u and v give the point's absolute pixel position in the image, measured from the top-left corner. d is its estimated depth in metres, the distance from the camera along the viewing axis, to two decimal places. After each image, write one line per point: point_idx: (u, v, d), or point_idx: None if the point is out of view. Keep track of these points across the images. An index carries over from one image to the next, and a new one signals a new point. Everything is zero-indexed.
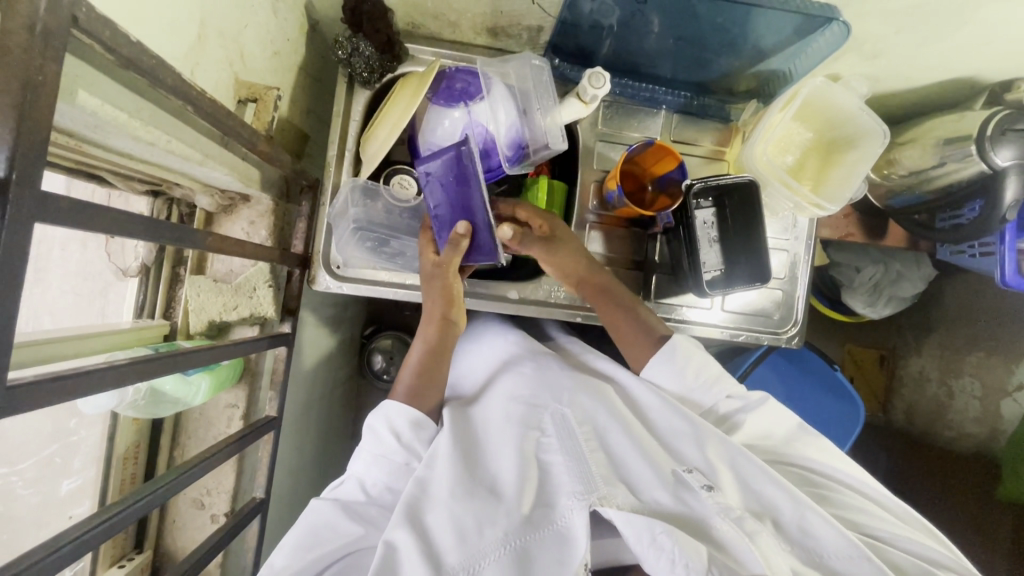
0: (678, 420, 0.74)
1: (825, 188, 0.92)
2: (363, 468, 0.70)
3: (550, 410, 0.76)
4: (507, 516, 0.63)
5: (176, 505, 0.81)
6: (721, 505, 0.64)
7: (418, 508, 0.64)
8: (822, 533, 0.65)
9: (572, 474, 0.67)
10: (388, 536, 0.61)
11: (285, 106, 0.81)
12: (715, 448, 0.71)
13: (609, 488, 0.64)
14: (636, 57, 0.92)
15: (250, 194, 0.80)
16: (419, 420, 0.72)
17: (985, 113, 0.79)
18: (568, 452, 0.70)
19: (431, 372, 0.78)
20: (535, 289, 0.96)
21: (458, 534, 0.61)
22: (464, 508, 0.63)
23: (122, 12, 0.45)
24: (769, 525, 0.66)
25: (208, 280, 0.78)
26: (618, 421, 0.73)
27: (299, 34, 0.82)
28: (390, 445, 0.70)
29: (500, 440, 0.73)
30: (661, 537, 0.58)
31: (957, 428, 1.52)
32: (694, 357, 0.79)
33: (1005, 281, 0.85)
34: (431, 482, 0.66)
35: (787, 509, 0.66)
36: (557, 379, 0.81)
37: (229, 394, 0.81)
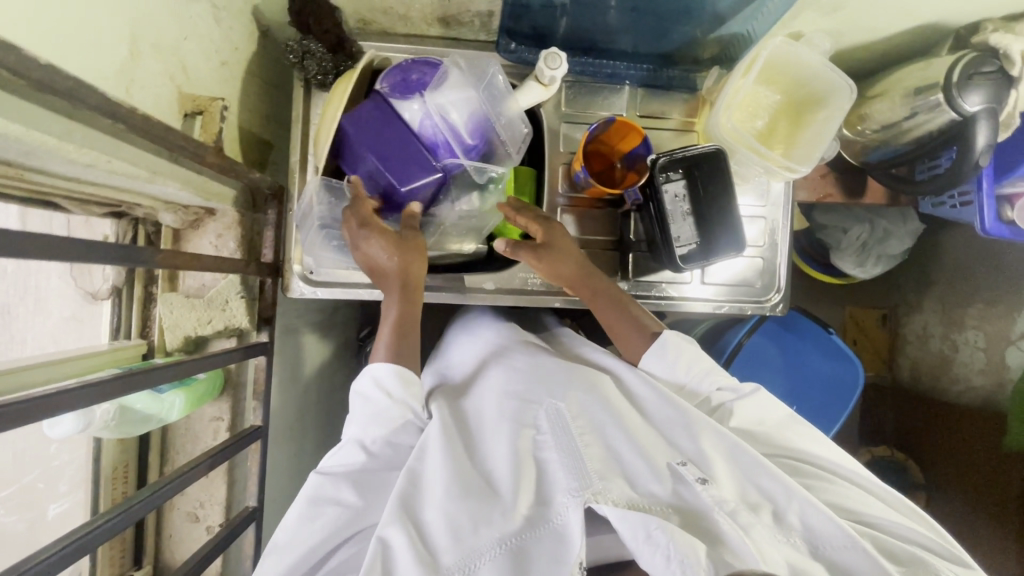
0: (672, 411, 0.74)
1: (796, 149, 0.90)
2: (360, 428, 0.69)
3: (545, 406, 0.75)
4: (502, 517, 0.63)
5: (171, 519, 0.82)
6: (716, 497, 0.63)
7: (413, 508, 0.64)
8: (818, 522, 0.64)
9: (567, 470, 0.66)
10: (379, 533, 0.62)
11: (240, 115, 0.81)
12: (710, 439, 0.70)
13: (603, 482, 0.64)
14: (594, 33, 0.90)
15: (214, 208, 0.80)
16: (410, 377, 0.71)
17: (953, 57, 0.76)
18: (562, 445, 0.69)
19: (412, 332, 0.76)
20: (512, 277, 0.96)
21: (452, 533, 0.61)
22: (459, 507, 0.64)
23: (40, 34, 0.44)
24: (768, 516, 0.65)
25: (180, 296, 0.78)
26: (610, 411, 0.73)
27: (247, 40, 0.81)
28: (383, 405, 0.69)
29: (493, 435, 0.73)
30: (656, 533, 0.58)
31: (963, 381, 1.51)
32: (685, 349, 0.81)
33: (986, 230, 0.82)
34: (424, 475, 0.67)
35: (782, 498, 0.66)
36: (549, 372, 0.80)
37: (212, 406, 0.82)
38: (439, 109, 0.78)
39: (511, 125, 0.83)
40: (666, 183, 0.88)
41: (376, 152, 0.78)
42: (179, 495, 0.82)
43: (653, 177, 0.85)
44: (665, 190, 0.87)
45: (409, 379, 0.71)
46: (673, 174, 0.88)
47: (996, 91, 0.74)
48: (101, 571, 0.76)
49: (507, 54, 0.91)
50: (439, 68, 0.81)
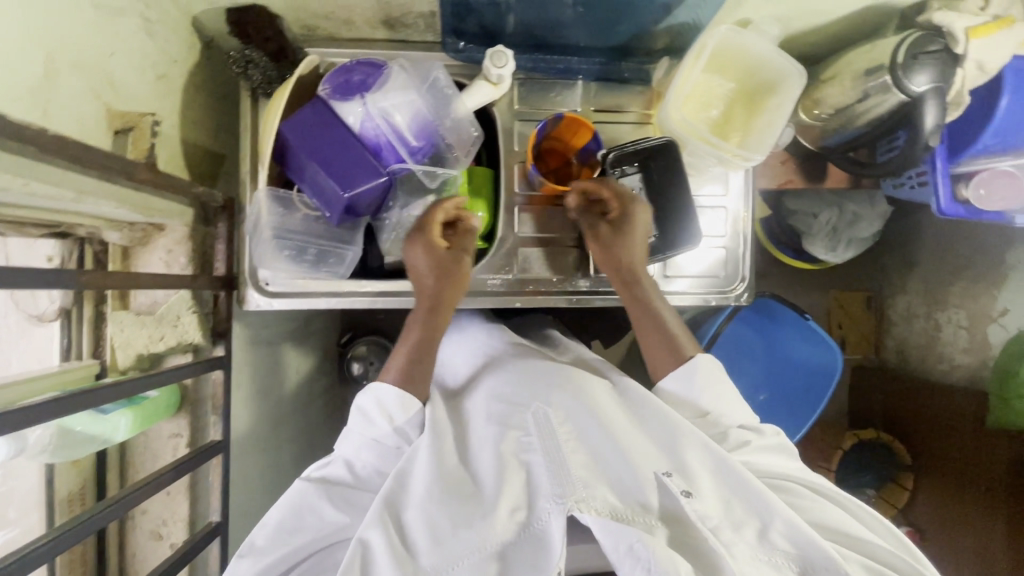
0: (660, 420, 0.70)
1: (750, 138, 0.89)
2: (353, 451, 0.70)
3: (533, 409, 0.72)
4: (482, 521, 0.61)
5: (135, 537, 0.82)
6: (701, 513, 0.61)
7: (394, 507, 0.64)
8: (805, 543, 0.60)
9: (549, 474, 0.63)
10: (361, 535, 0.61)
11: (183, 129, 0.80)
12: (698, 453, 0.66)
13: (587, 489, 0.61)
14: (542, 29, 0.89)
15: (161, 223, 0.79)
16: (412, 404, 0.72)
17: (898, 37, 0.75)
18: (546, 447, 0.66)
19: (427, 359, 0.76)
20: (469, 279, 0.93)
21: (432, 535, 0.61)
22: (440, 509, 0.63)
23: None
24: (752, 534, 0.61)
25: (130, 315, 0.78)
26: (598, 417, 0.69)
27: (187, 53, 0.80)
28: (384, 430, 0.70)
29: (478, 435, 0.72)
30: (636, 548, 0.57)
31: (948, 360, 1.51)
32: (712, 383, 0.75)
33: (941, 211, 0.82)
34: (411, 476, 0.67)
35: (770, 514, 0.62)
36: (539, 373, 0.77)
37: (171, 423, 0.81)
38: (381, 110, 0.78)
39: (458, 127, 0.84)
40: (621, 176, 0.88)
41: (315, 156, 0.77)
42: (140, 513, 0.81)
43: (604, 171, 0.87)
44: (620, 183, 0.88)
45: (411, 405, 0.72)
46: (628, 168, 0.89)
47: (942, 69, 0.73)
48: None
49: (455, 54, 0.90)
50: (382, 69, 0.79)
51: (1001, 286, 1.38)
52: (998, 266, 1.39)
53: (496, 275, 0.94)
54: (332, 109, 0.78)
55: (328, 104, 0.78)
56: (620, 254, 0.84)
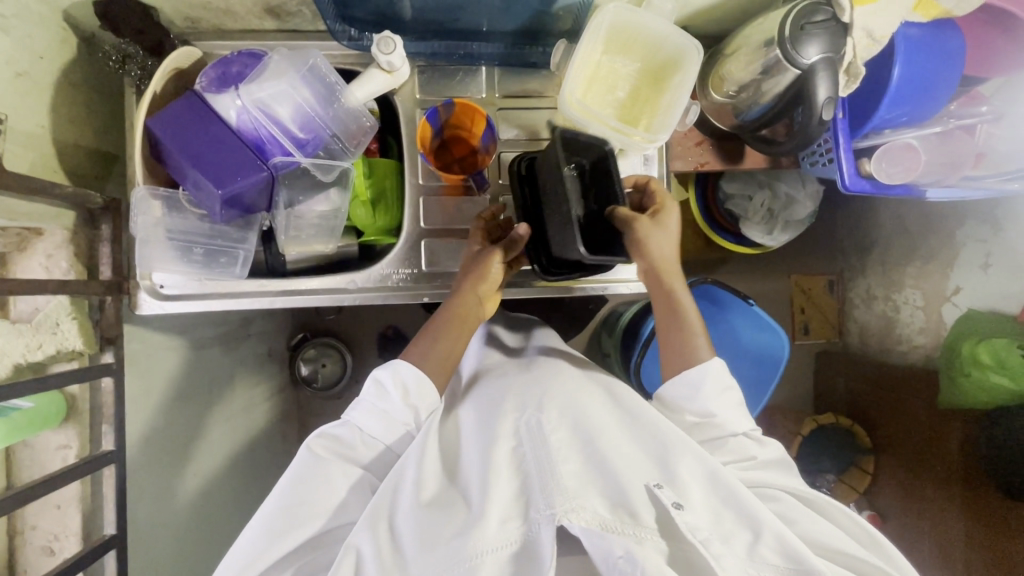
0: (649, 431, 0.73)
1: (656, 119, 0.86)
2: (368, 419, 0.77)
3: (526, 416, 0.76)
4: (469, 529, 0.63)
5: (26, 554, 0.79)
6: (691, 526, 0.61)
7: (386, 513, 0.68)
8: (792, 552, 0.60)
9: (538, 486, 0.65)
10: (350, 540, 0.65)
11: (53, 129, 0.76)
12: (691, 462, 0.68)
13: (575, 500, 0.62)
14: (435, 13, 0.86)
15: (36, 227, 0.76)
16: (427, 386, 0.79)
17: (788, 7, 0.72)
18: (539, 456, 0.69)
19: (439, 344, 0.82)
20: (371, 274, 0.90)
21: (421, 542, 0.64)
22: (432, 517, 0.67)
23: None
24: (740, 544, 0.62)
25: (5, 324, 0.74)
26: (591, 430, 0.72)
27: (56, 50, 0.77)
28: (395, 405, 0.77)
29: (472, 447, 0.76)
30: (621, 561, 0.59)
31: (906, 341, 1.49)
32: (718, 400, 0.79)
33: (847, 187, 0.79)
34: (403, 488, 0.70)
35: (760, 522, 0.63)
36: (530, 385, 0.82)
37: (59, 434, 0.79)
38: (254, 102, 0.75)
39: (345, 116, 0.82)
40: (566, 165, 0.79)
41: (191, 152, 0.74)
42: (31, 528, 0.79)
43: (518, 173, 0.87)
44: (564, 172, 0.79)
45: (426, 389, 0.79)
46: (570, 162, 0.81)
47: (831, 39, 0.70)
48: None
49: (348, 43, 0.86)
50: (263, 60, 0.78)
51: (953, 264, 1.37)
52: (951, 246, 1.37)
53: (402, 269, 0.91)
54: (210, 102, 0.75)
55: (205, 97, 0.75)
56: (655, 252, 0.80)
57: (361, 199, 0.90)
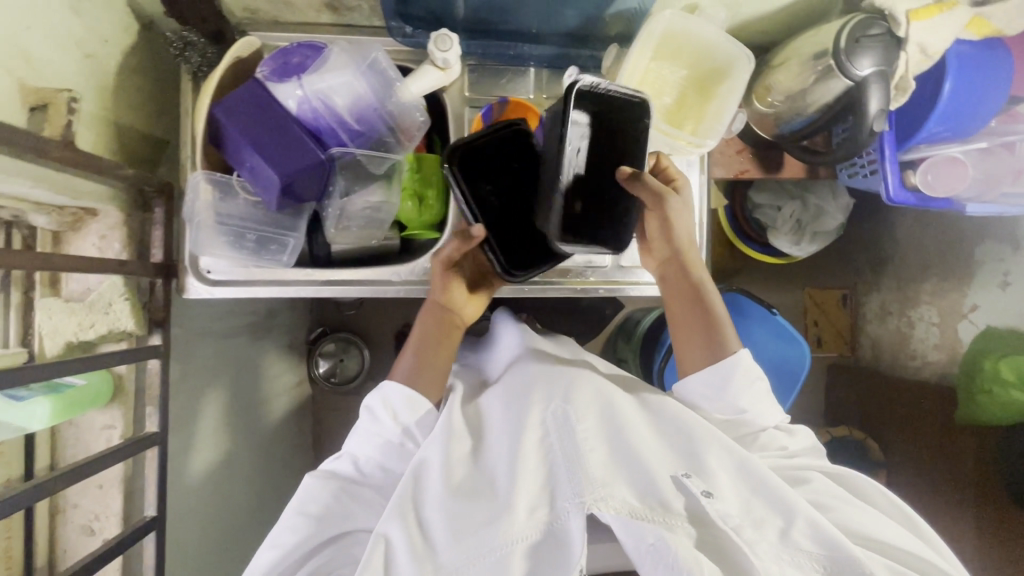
0: (676, 427, 0.74)
1: (702, 124, 0.88)
2: (360, 448, 0.78)
3: (552, 407, 0.74)
4: (499, 518, 0.65)
5: (65, 533, 0.79)
6: (722, 512, 0.64)
7: (414, 504, 0.69)
8: (824, 537, 0.64)
9: (567, 476, 0.67)
10: (380, 531, 0.67)
11: (115, 112, 0.78)
12: (720, 454, 0.70)
13: (606, 488, 0.65)
14: (490, 13, 0.88)
15: (94, 207, 0.77)
16: (415, 403, 0.79)
17: (842, 20, 0.74)
18: (568, 449, 0.70)
19: (428, 361, 0.83)
20: (417, 267, 0.91)
21: (451, 532, 0.66)
22: (459, 506, 0.68)
23: None
24: (772, 531, 0.65)
25: (58, 302, 0.75)
26: (619, 423, 0.72)
27: (121, 34, 0.78)
28: (385, 426, 0.78)
29: (498, 434, 0.76)
30: (653, 548, 0.61)
31: (920, 356, 1.50)
32: (748, 390, 0.79)
33: (891, 200, 0.81)
34: (428, 473, 0.72)
35: (790, 510, 0.66)
36: (553, 372, 0.81)
37: (104, 414, 0.79)
38: (318, 92, 0.77)
39: (403, 111, 0.84)
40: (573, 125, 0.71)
41: (253, 140, 0.75)
42: (71, 508, 0.79)
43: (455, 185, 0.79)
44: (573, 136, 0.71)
45: (416, 405, 0.79)
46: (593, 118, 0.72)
47: (885, 53, 0.73)
48: None
49: (403, 39, 0.87)
50: (322, 51, 0.79)
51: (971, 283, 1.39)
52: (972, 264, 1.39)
53: None
54: (272, 90, 0.76)
55: (268, 84, 0.76)
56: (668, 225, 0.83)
57: (409, 195, 0.91)
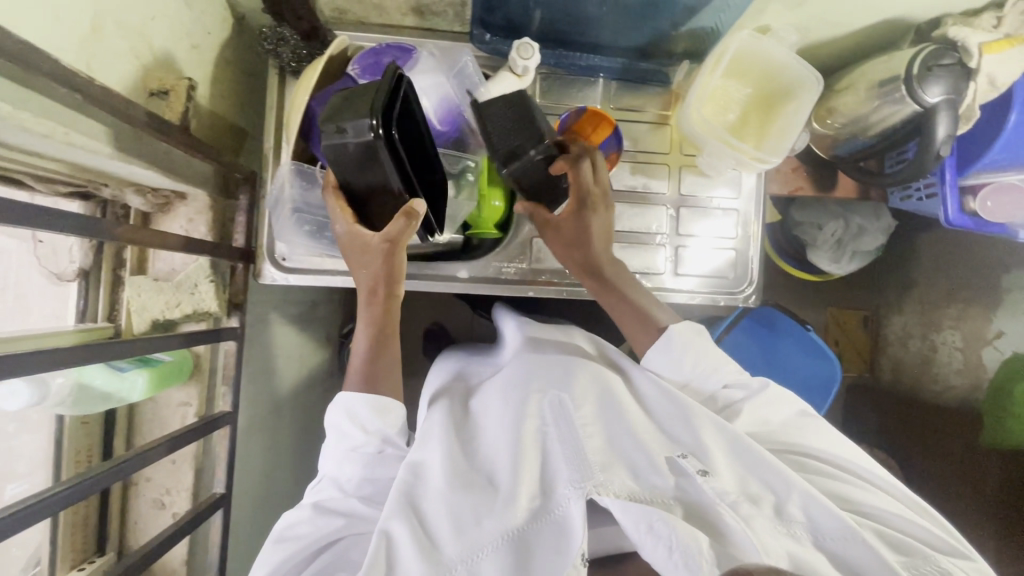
0: (673, 407, 0.76)
1: (767, 140, 0.90)
2: (337, 468, 0.73)
3: (550, 395, 0.77)
4: (503, 507, 0.66)
5: (137, 505, 0.81)
6: (718, 490, 0.65)
7: (416, 499, 0.68)
8: (820, 516, 0.66)
9: (569, 462, 0.69)
10: (382, 527, 0.65)
11: (211, 100, 0.81)
12: (712, 433, 0.72)
13: (604, 474, 0.66)
14: (567, 25, 0.91)
15: (184, 191, 0.79)
16: (383, 406, 0.73)
17: (913, 50, 0.78)
18: (565, 436, 0.72)
19: (384, 355, 0.77)
20: (485, 266, 0.95)
21: (455, 524, 0.65)
22: (461, 498, 0.68)
23: (11, 11, 0.46)
24: (769, 508, 0.67)
25: (148, 280, 0.78)
26: (619, 413, 0.74)
27: (221, 27, 0.82)
28: (358, 439, 0.73)
29: (494, 425, 0.77)
30: (658, 524, 0.60)
31: (941, 381, 1.47)
32: (695, 346, 0.80)
33: (949, 221, 0.85)
34: (427, 469, 0.71)
35: (783, 489, 0.68)
36: (549, 363, 0.82)
37: (180, 392, 0.81)
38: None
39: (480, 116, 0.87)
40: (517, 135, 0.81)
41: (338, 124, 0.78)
42: (144, 481, 0.81)
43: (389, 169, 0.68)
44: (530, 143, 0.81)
45: (385, 410, 0.74)
46: (506, 143, 0.80)
47: (954, 82, 0.76)
48: (62, 557, 0.74)
49: (481, 46, 0.92)
50: (411, 54, 0.82)
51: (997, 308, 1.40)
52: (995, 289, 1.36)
53: (511, 263, 0.96)
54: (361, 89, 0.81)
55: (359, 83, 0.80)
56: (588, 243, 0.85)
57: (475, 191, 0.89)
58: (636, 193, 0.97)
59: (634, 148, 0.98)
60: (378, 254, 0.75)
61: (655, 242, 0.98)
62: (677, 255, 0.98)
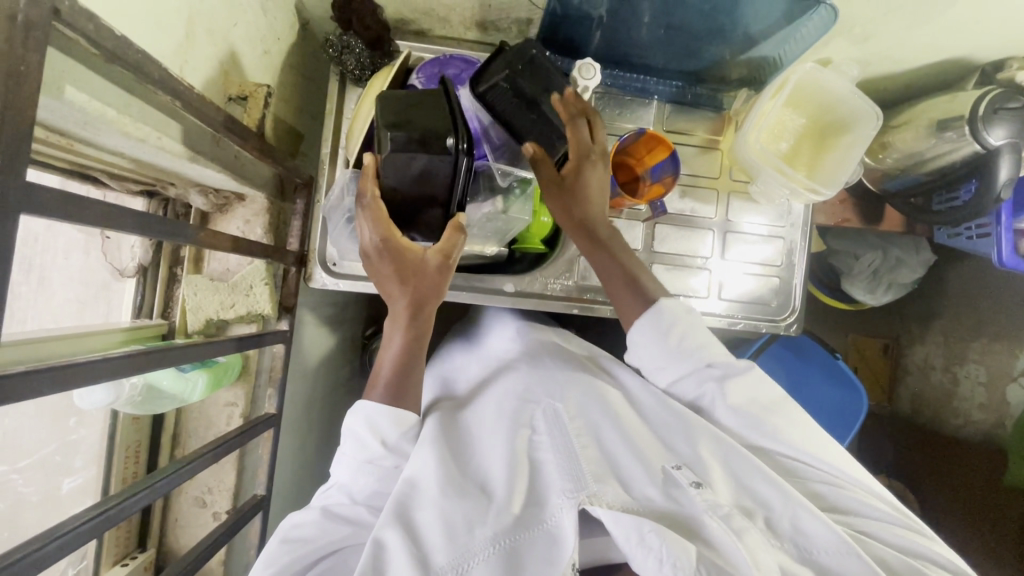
0: (669, 418, 0.74)
1: (820, 172, 0.91)
2: (349, 476, 0.68)
3: (543, 406, 0.76)
4: (495, 516, 0.63)
5: (178, 502, 0.82)
6: (711, 502, 0.63)
7: (408, 507, 0.63)
8: (813, 530, 0.63)
9: (562, 473, 0.66)
10: (377, 534, 0.60)
11: (275, 104, 0.82)
12: (708, 445, 0.70)
13: (598, 485, 0.64)
14: (627, 47, 0.92)
15: (244, 193, 0.80)
16: (406, 419, 0.69)
17: (977, 93, 0.79)
18: (558, 447, 0.70)
19: (414, 371, 0.72)
20: (531, 281, 0.95)
21: (446, 533, 0.61)
22: (455, 506, 0.63)
23: (121, 18, 0.47)
24: (761, 522, 0.65)
25: (205, 280, 0.79)
26: (612, 422, 0.73)
27: (289, 33, 0.82)
28: (374, 450, 0.67)
29: (490, 436, 0.74)
30: (650, 535, 0.57)
31: (962, 415, 1.45)
32: (682, 323, 0.77)
33: (1002, 262, 0.86)
34: (424, 479, 0.65)
35: (778, 504, 0.65)
36: (550, 376, 0.81)
37: (228, 392, 0.81)
38: (469, 104, 0.82)
39: None
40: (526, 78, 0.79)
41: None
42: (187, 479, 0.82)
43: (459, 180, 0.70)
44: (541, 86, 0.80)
45: (405, 421, 0.69)
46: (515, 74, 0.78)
47: (1020, 126, 0.77)
48: (107, 553, 0.74)
49: None
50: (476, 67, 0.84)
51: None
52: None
53: (558, 279, 0.96)
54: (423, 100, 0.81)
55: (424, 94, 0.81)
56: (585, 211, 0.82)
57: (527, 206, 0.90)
58: (683, 216, 0.97)
59: (683, 171, 0.98)
60: (427, 268, 0.71)
61: (699, 266, 0.98)
62: (720, 280, 0.99)
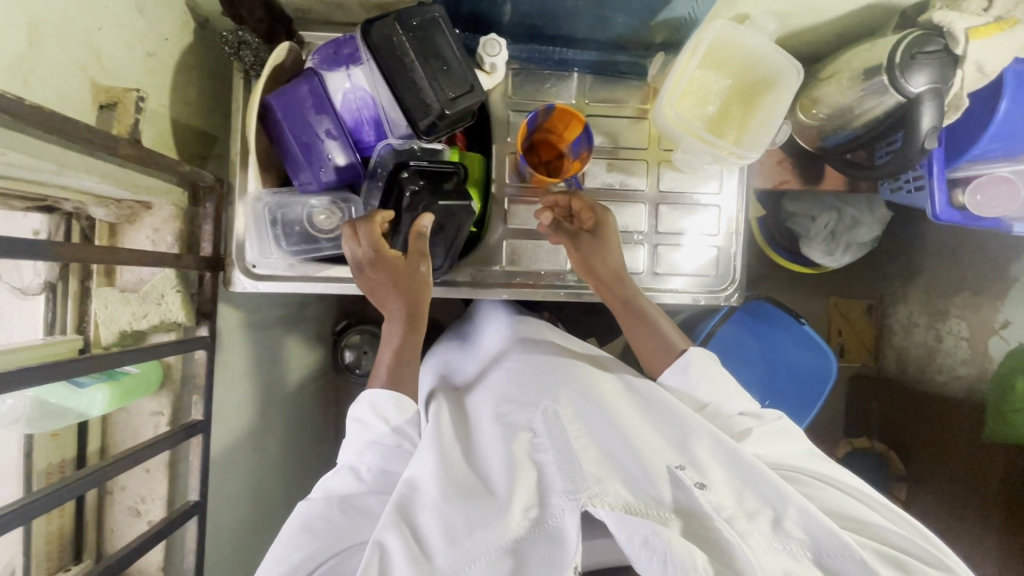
0: (670, 419, 0.71)
1: (746, 136, 0.86)
2: (355, 455, 0.68)
3: (540, 410, 0.73)
4: (497, 521, 0.60)
5: (113, 511, 0.82)
6: (715, 504, 0.59)
7: (408, 510, 0.62)
8: (816, 525, 0.60)
9: (563, 475, 0.63)
10: (377, 536, 0.59)
11: (172, 108, 0.80)
12: (707, 445, 0.67)
13: (600, 484, 0.60)
14: (538, 20, 0.88)
15: (148, 201, 0.78)
16: (409, 405, 0.69)
17: (896, 37, 0.75)
18: (558, 450, 0.67)
19: (409, 363, 0.73)
20: (458, 270, 0.93)
21: (447, 535, 0.59)
22: (456, 510, 0.61)
23: None
24: (766, 523, 0.61)
25: (115, 292, 0.78)
26: (610, 419, 0.70)
27: (180, 33, 0.80)
28: (380, 432, 0.68)
29: (489, 442, 0.72)
30: (652, 538, 0.55)
31: (946, 371, 1.41)
32: (709, 373, 0.78)
33: (936, 215, 0.85)
34: (422, 479, 0.64)
35: (777, 500, 0.62)
36: (544, 374, 0.78)
37: (152, 401, 0.81)
38: (367, 86, 0.81)
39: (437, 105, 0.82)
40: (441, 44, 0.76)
41: (299, 124, 0.79)
42: (120, 489, 0.82)
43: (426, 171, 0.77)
44: (444, 53, 0.76)
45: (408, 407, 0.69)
46: (426, 47, 0.76)
47: (940, 70, 0.74)
48: (36, 567, 0.75)
49: None
50: None
51: (1005, 298, 1.29)
52: (1004, 277, 1.30)
53: (484, 266, 0.93)
54: (304, 79, 0.78)
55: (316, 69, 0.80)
56: (605, 261, 0.85)
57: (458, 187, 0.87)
58: (612, 190, 0.94)
59: (613, 144, 0.94)
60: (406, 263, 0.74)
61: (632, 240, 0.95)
62: (654, 254, 0.96)
